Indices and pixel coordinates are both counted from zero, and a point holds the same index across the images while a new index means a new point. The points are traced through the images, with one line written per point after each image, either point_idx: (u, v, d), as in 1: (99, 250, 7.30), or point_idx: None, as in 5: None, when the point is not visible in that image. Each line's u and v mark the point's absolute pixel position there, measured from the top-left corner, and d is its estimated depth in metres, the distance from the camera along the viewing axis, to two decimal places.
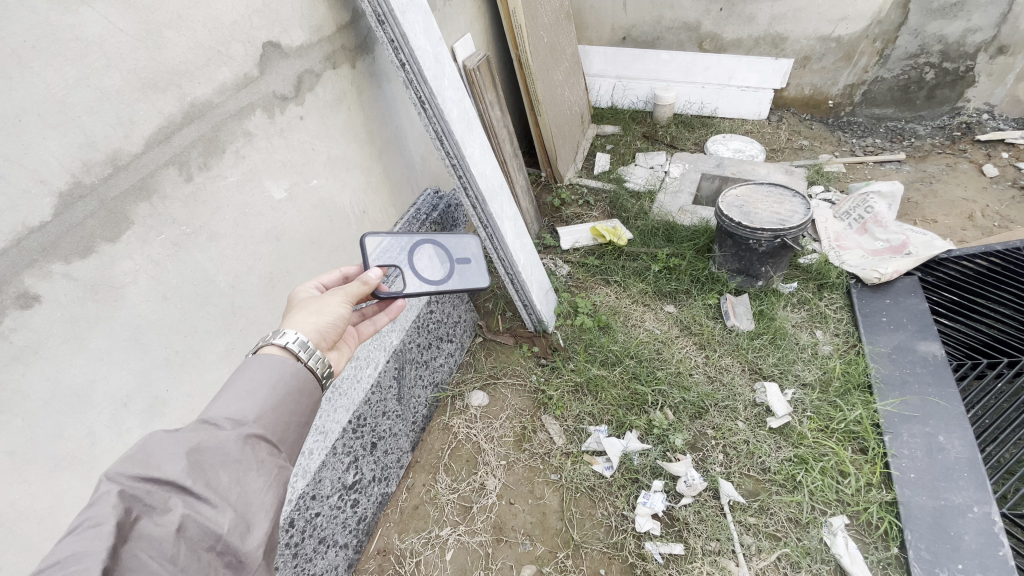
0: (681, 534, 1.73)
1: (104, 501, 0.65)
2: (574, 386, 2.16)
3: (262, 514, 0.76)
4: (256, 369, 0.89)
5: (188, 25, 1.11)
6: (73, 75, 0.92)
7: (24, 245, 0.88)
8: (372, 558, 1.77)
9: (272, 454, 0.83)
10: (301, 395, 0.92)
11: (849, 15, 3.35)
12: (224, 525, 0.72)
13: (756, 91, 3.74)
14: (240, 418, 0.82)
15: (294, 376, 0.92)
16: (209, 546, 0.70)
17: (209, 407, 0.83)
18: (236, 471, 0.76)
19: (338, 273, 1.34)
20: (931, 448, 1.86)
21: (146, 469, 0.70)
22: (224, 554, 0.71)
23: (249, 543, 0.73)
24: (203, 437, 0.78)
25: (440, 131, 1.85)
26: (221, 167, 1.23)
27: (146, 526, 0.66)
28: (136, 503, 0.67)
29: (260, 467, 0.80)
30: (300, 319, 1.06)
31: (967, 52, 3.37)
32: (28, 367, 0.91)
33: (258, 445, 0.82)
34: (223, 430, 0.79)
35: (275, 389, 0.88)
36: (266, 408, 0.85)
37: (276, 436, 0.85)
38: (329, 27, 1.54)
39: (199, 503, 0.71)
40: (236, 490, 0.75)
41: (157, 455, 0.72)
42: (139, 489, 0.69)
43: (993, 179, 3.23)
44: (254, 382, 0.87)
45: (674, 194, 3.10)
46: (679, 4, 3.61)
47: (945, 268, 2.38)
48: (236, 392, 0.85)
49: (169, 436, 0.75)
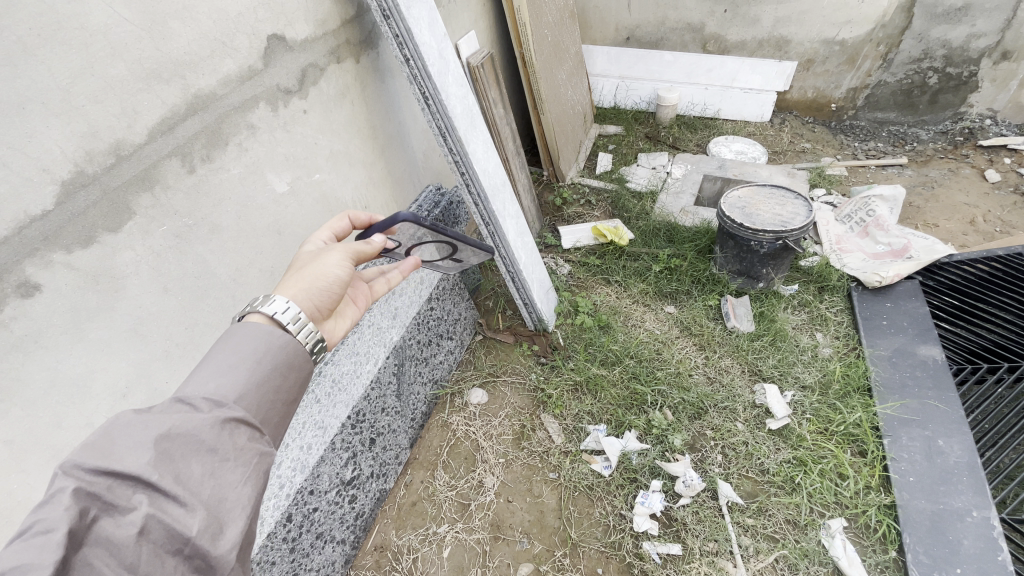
0: (679, 533, 1.73)
1: (58, 501, 0.62)
2: (574, 384, 2.16)
3: (236, 511, 0.74)
4: (240, 341, 0.86)
5: (193, 15, 1.11)
6: (77, 63, 0.91)
7: (26, 234, 0.88)
8: (370, 553, 1.77)
9: (253, 440, 0.80)
10: (290, 370, 0.89)
11: (853, 18, 3.34)
12: (193, 527, 0.69)
13: (760, 93, 3.73)
14: (219, 400, 0.79)
15: (282, 349, 0.89)
16: (175, 550, 0.67)
17: (186, 385, 0.80)
18: (209, 462, 0.74)
19: (346, 220, 1.35)
20: (930, 451, 1.86)
21: (108, 461, 0.67)
22: (193, 557, 0.68)
23: (221, 545, 0.70)
24: (175, 421, 0.74)
25: (444, 127, 1.85)
26: (224, 159, 1.23)
27: (105, 528, 0.63)
28: (94, 503, 0.64)
29: (238, 457, 0.77)
30: (297, 276, 1.07)
31: (971, 57, 3.37)
32: (27, 355, 0.91)
33: (237, 430, 0.79)
34: (199, 413, 0.76)
35: (260, 362, 0.86)
36: (248, 387, 0.83)
37: (259, 419, 0.83)
38: (333, 21, 1.54)
39: (166, 501, 0.69)
40: (208, 484, 0.73)
41: (122, 446, 0.69)
42: (99, 485, 0.66)
43: (996, 184, 3.23)
44: (235, 356, 0.85)
45: (677, 194, 3.10)
46: (684, 5, 3.61)
47: (947, 272, 2.40)
48: (215, 368, 0.82)
49: (136, 424, 0.72)
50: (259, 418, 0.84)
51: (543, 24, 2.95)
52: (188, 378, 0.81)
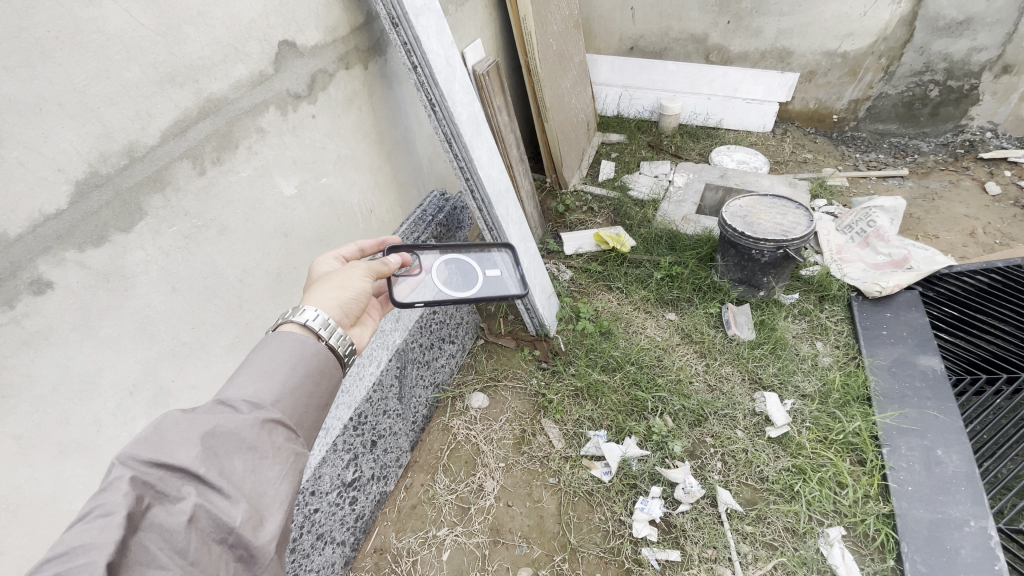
0: (678, 540, 1.73)
1: (116, 487, 0.66)
2: (575, 390, 2.17)
3: (276, 506, 0.76)
4: (276, 349, 0.91)
5: (207, 21, 1.13)
6: (94, 66, 0.94)
7: (40, 232, 0.89)
8: (369, 555, 1.78)
9: (289, 440, 0.84)
10: (322, 376, 0.93)
11: (855, 31, 3.37)
12: (236, 518, 0.71)
13: (762, 104, 3.77)
14: (258, 402, 0.83)
15: (315, 356, 0.93)
16: (220, 538, 0.70)
17: (228, 387, 0.84)
18: (250, 459, 0.77)
19: (354, 246, 1.37)
20: (929, 461, 1.86)
21: (159, 454, 0.71)
22: (236, 547, 0.71)
23: (261, 536, 0.73)
24: (218, 421, 0.78)
25: (450, 133, 1.88)
26: (233, 161, 1.25)
27: (158, 515, 0.67)
28: (147, 491, 0.68)
29: (276, 455, 0.80)
30: (318, 284, 1.13)
31: (972, 71, 3.40)
32: (38, 352, 0.92)
33: (275, 430, 0.82)
34: (240, 414, 0.80)
35: (295, 368, 0.90)
36: (284, 391, 0.87)
37: (294, 420, 0.87)
38: (343, 28, 1.57)
39: (212, 493, 0.72)
40: (250, 479, 0.76)
41: (171, 440, 0.73)
42: (152, 476, 0.70)
43: (996, 197, 3.24)
44: (271, 362, 0.89)
45: (678, 202, 3.13)
46: (687, 15, 3.65)
47: (946, 283, 2.41)
48: (254, 372, 0.86)
49: (183, 421, 0.76)
50: (294, 420, 0.87)
51: (548, 33, 2.99)
52: (230, 382, 0.85)
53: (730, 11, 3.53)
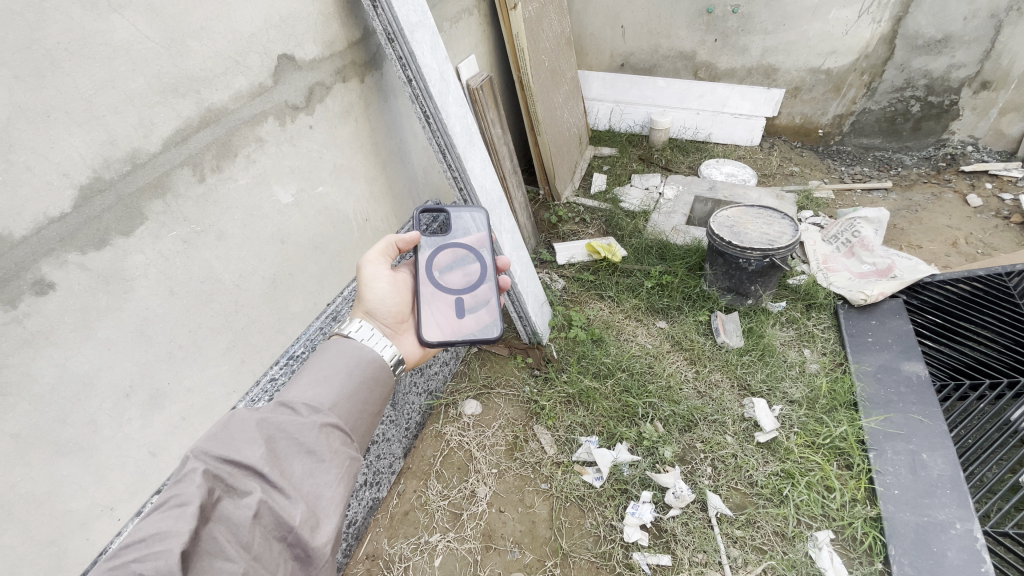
0: (669, 545, 1.74)
1: (190, 479, 0.76)
2: (566, 397, 2.19)
3: (331, 509, 0.85)
4: (335, 356, 1.05)
5: (210, 35, 1.18)
6: (100, 76, 0.98)
7: (44, 234, 0.93)
8: (361, 562, 1.77)
9: (345, 445, 0.94)
10: (376, 384, 1.06)
11: (838, 49, 3.48)
12: (296, 517, 0.81)
13: (749, 118, 3.87)
14: (316, 405, 0.94)
15: (369, 363, 1.06)
16: (281, 537, 0.79)
17: (289, 391, 0.96)
18: (309, 462, 0.87)
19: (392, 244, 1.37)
20: (915, 465, 1.89)
21: (229, 451, 0.82)
22: (294, 546, 0.80)
23: (318, 538, 0.82)
24: (281, 423, 0.89)
25: (443, 145, 1.93)
26: (232, 169, 1.29)
27: (226, 507, 0.77)
28: (218, 485, 0.78)
29: (332, 458, 0.90)
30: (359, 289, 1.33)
31: (951, 87, 3.51)
32: (38, 350, 0.94)
33: (331, 434, 0.93)
34: (300, 416, 0.91)
35: (352, 374, 1.03)
36: (340, 396, 0.99)
37: (348, 425, 0.98)
38: (340, 43, 1.62)
39: (274, 490, 0.82)
40: (308, 481, 0.86)
41: (238, 438, 0.84)
42: (222, 470, 0.80)
43: (978, 209, 3.32)
44: (331, 367, 1.02)
45: (668, 214, 3.20)
46: (675, 34, 3.76)
47: (930, 292, 2.46)
48: (314, 378, 0.99)
49: (248, 422, 0.86)
50: (349, 425, 0.98)
51: (541, 50, 3.08)
52: (291, 386, 0.97)
53: (716, 30, 3.64)
